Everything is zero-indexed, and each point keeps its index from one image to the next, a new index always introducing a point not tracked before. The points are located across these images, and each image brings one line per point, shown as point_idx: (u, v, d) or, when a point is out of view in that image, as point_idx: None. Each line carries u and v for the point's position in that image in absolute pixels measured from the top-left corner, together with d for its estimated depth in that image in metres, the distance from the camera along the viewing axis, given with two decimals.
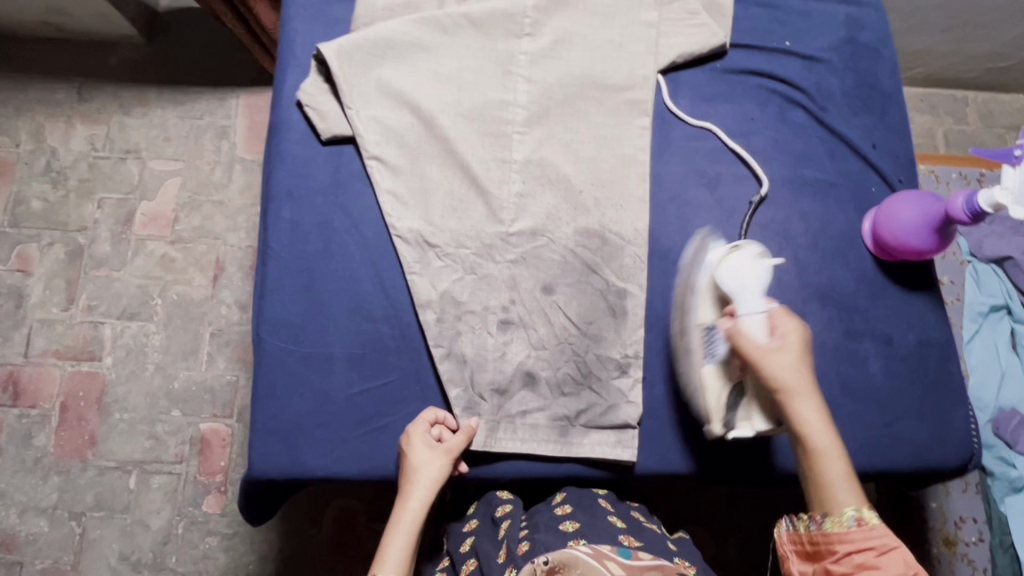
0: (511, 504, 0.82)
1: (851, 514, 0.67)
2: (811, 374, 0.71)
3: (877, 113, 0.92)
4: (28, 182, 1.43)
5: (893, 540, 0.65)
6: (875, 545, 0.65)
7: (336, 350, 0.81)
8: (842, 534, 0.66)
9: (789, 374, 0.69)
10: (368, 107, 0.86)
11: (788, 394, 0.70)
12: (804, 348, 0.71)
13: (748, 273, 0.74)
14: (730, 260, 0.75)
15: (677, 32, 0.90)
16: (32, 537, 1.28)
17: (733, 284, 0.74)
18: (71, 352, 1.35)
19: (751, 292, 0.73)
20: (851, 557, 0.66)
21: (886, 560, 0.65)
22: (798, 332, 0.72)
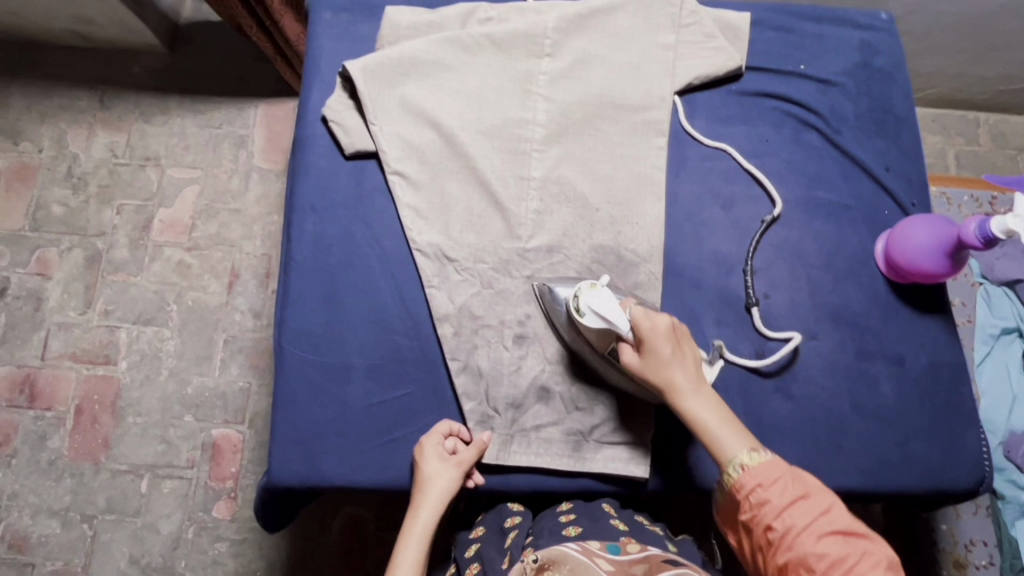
0: (520, 516, 0.83)
1: (736, 464, 0.68)
2: (675, 356, 0.73)
3: (890, 136, 0.93)
4: (49, 187, 1.46)
5: (783, 466, 0.67)
6: (767, 478, 0.66)
7: (355, 361, 0.83)
8: (737, 481, 0.68)
9: (649, 364, 0.73)
10: (391, 124, 0.88)
11: (659, 381, 0.73)
12: (661, 334, 0.73)
13: (602, 304, 0.75)
14: (584, 298, 0.76)
15: (693, 54, 0.92)
16: (44, 538, 1.29)
17: (596, 320, 0.75)
18: (87, 356, 1.38)
19: (611, 321, 0.74)
20: (753, 498, 0.66)
21: (781, 488, 0.66)
22: (651, 322, 0.73)
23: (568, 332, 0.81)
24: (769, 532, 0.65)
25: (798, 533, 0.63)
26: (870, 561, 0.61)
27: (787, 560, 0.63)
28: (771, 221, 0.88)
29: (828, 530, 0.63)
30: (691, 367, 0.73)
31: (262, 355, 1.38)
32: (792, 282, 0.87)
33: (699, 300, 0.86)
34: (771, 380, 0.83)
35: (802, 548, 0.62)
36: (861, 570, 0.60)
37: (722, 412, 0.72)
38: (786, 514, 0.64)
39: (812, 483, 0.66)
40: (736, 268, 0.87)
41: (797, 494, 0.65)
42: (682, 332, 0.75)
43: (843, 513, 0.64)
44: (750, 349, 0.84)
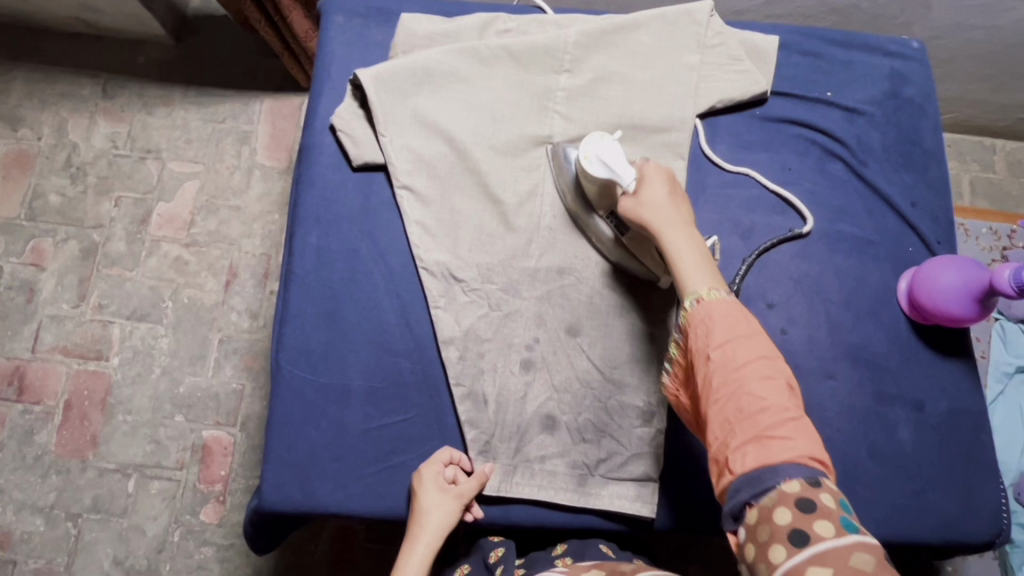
0: (503, 547, 0.79)
1: (693, 296, 0.66)
2: (670, 197, 0.73)
3: (918, 170, 0.90)
4: (47, 176, 1.43)
5: (737, 307, 0.65)
6: (719, 314, 0.64)
7: (355, 382, 0.80)
8: (689, 312, 0.65)
9: (641, 200, 0.74)
10: (402, 136, 0.85)
11: (648, 216, 0.73)
12: (660, 179, 0.75)
13: (607, 153, 0.76)
14: (588, 147, 0.77)
15: (718, 76, 0.89)
16: (27, 535, 1.26)
17: (601, 168, 0.76)
18: (79, 350, 1.34)
19: (616, 168, 0.76)
20: (700, 330, 0.64)
21: (730, 327, 0.63)
22: (651, 169, 0.76)
23: (572, 198, 0.82)
24: (709, 367, 0.62)
25: (737, 370, 0.61)
26: (804, 418, 0.59)
27: (720, 398, 0.60)
28: (797, 230, 0.86)
29: (770, 377, 0.60)
30: (684, 211, 0.73)
31: (256, 358, 1.34)
32: (811, 316, 0.83)
33: None
34: None
35: (740, 387, 0.60)
36: (795, 427, 0.57)
37: (701, 252, 0.69)
38: (731, 352, 0.62)
39: (761, 330, 0.64)
40: (754, 300, 0.84)
41: (745, 336, 0.62)
42: (681, 188, 0.76)
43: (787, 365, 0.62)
44: None
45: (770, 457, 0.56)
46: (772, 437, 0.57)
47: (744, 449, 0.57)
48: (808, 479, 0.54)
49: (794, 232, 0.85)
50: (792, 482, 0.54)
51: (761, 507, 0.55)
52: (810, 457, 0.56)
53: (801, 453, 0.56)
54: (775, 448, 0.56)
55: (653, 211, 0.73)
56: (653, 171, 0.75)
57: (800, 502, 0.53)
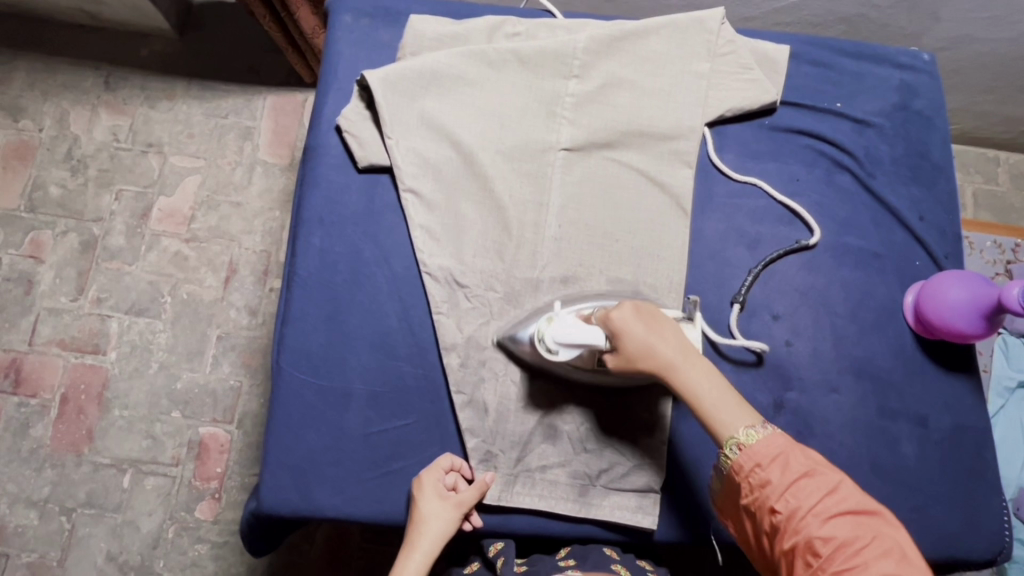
0: (504, 542, 0.78)
1: (733, 443, 0.64)
2: (652, 335, 0.69)
3: (926, 184, 0.89)
4: (47, 168, 1.42)
5: (786, 444, 0.63)
6: (766, 456, 0.63)
7: (356, 387, 0.79)
8: (734, 461, 0.64)
9: (632, 359, 0.69)
10: (408, 138, 0.84)
11: (649, 370, 0.69)
12: (635, 328, 0.69)
13: (569, 330, 0.71)
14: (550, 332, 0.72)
15: (728, 85, 0.88)
16: (21, 529, 1.25)
17: (571, 349, 0.72)
18: (76, 344, 1.33)
19: (586, 342, 0.70)
20: (754, 479, 0.63)
21: (783, 468, 0.62)
22: (619, 316, 0.70)
23: (538, 360, 0.77)
24: (774, 515, 0.61)
25: (802, 513, 0.59)
26: (880, 543, 0.56)
27: (793, 545, 0.59)
28: (801, 241, 0.85)
29: (836, 512, 0.59)
30: (674, 341, 0.69)
31: (254, 355, 1.33)
32: (816, 329, 0.83)
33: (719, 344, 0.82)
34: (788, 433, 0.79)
35: (809, 531, 0.58)
36: (870, 553, 0.56)
37: (717, 383, 0.67)
38: (790, 495, 0.60)
39: (819, 462, 0.63)
40: (759, 312, 0.83)
41: (800, 474, 0.61)
42: (653, 310, 0.71)
43: (853, 491, 0.61)
44: (768, 399, 0.80)
45: None
46: (850, 571, 0.55)
47: None
48: None
49: (799, 243, 0.85)
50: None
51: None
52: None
53: None
54: None
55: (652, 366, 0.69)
56: (624, 324, 0.69)
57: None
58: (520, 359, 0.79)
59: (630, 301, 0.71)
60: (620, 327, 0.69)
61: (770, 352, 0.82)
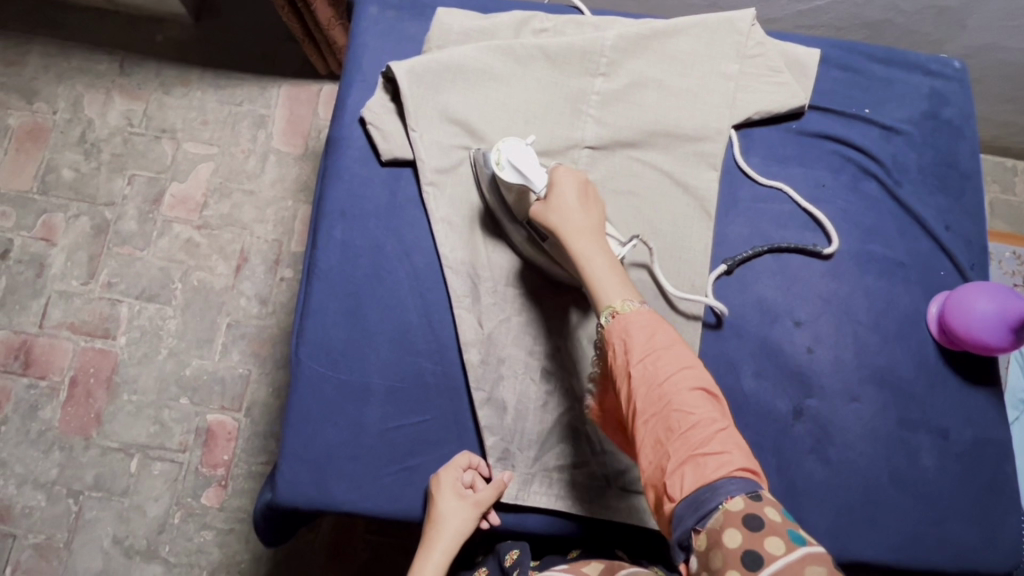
0: (519, 549, 0.78)
1: (608, 311, 0.65)
2: (579, 203, 0.71)
3: (953, 193, 0.88)
4: (60, 150, 1.42)
5: (655, 317, 0.64)
6: (634, 326, 0.63)
7: (374, 382, 0.79)
8: (606, 327, 0.64)
9: (551, 206, 0.71)
10: (432, 132, 0.84)
11: (554, 228, 0.71)
12: (568, 188, 0.72)
13: (520, 158, 0.74)
14: (505, 150, 0.75)
15: (756, 87, 0.87)
16: (28, 510, 1.25)
17: (515, 173, 0.74)
18: (86, 327, 1.33)
19: (529, 176, 0.74)
20: (619, 345, 0.63)
21: (648, 337, 0.62)
22: (563, 173, 0.73)
23: (490, 195, 0.80)
24: (632, 384, 0.61)
25: (661, 385, 0.60)
26: (732, 427, 0.59)
27: (649, 417, 0.60)
28: (820, 248, 0.84)
29: (693, 386, 0.60)
30: (595, 218, 0.71)
31: (264, 344, 1.33)
32: (838, 337, 0.82)
33: (739, 349, 0.81)
34: (807, 440, 0.79)
35: (668, 403, 0.59)
36: (722, 438, 0.57)
37: (612, 263, 0.68)
38: (650, 366, 0.61)
39: (679, 339, 0.63)
40: (781, 318, 0.82)
41: (663, 345, 0.62)
42: (593, 191, 0.74)
43: (707, 375, 0.62)
44: (788, 405, 0.80)
45: (708, 479, 0.55)
46: (704, 454, 0.56)
47: (682, 470, 0.57)
48: (749, 494, 0.54)
49: (820, 250, 0.84)
50: (734, 499, 0.54)
51: (708, 532, 0.54)
52: (744, 472, 0.56)
53: (735, 466, 0.56)
54: (710, 465, 0.56)
55: (561, 224, 0.70)
56: (560, 180, 0.72)
57: (748, 520, 0.53)
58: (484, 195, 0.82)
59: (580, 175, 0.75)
60: (559, 180, 0.72)
61: (791, 358, 0.81)
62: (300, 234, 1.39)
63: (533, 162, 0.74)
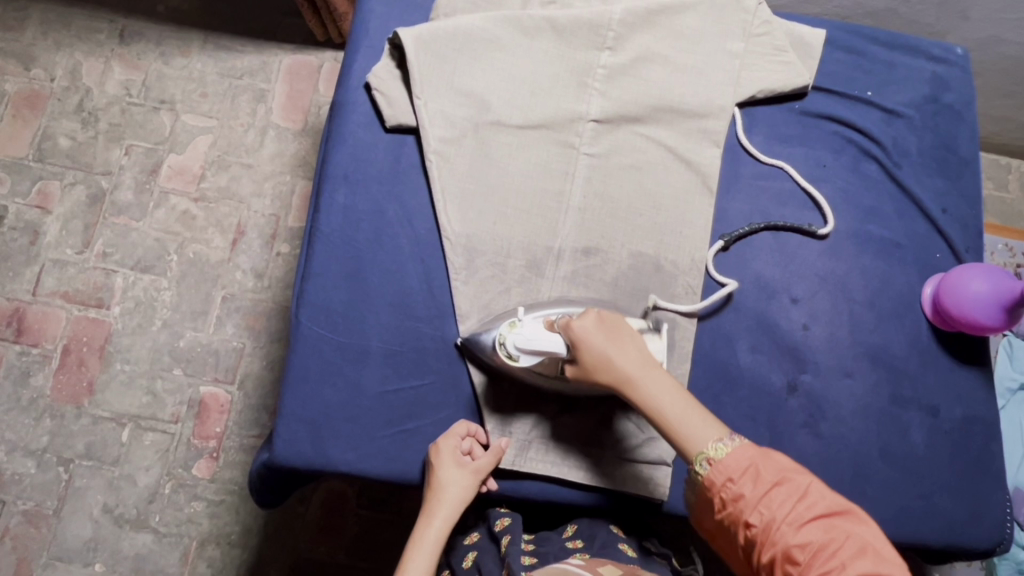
0: (510, 517, 0.80)
1: (703, 457, 0.66)
2: (611, 345, 0.71)
3: (951, 177, 0.89)
4: (57, 118, 1.41)
5: (753, 453, 0.64)
6: (737, 470, 0.63)
7: (373, 344, 0.80)
8: (705, 476, 0.65)
9: (590, 370, 0.71)
10: (437, 99, 0.83)
11: (607, 381, 0.71)
12: (595, 336, 0.71)
13: (526, 336, 0.74)
14: (511, 338, 0.75)
15: (761, 66, 0.88)
16: (18, 477, 1.25)
17: (530, 354, 0.74)
18: (80, 296, 1.33)
19: (546, 350, 0.73)
20: (727, 493, 0.63)
21: (754, 479, 0.62)
22: (579, 326, 0.72)
23: (498, 366, 0.77)
24: (748, 529, 0.61)
25: (777, 524, 0.59)
26: (853, 540, 0.57)
27: (772, 556, 0.59)
28: (817, 228, 0.85)
29: (811, 517, 0.59)
30: (634, 355, 0.71)
31: (259, 318, 1.33)
32: (834, 315, 0.83)
33: (736, 324, 0.82)
34: (800, 415, 0.80)
35: (786, 539, 0.59)
36: (846, 555, 0.56)
37: (682, 396, 0.70)
38: (764, 507, 0.61)
39: (791, 468, 0.63)
40: (778, 295, 0.83)
41: (772, 483, 0.62)
42: (612, 319, 0.73)
43: (825, 496, 0.61)
44: (782, 380, 0.81)
45: None
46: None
47: None
48: None
49: (818, 231, 0.85)
50: None
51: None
52: None
53: None
54: None
55: (615, 375, 0.71)
56: (586, 334, 0.71)
57: None
58: (475, 358, 0.79)
59: (594, 311, 0.74)
60: (587, 334, 0.71)
61: (787, 335, 0.82)
62: (297, 209, 1.38)
63: (533, 332, 0.74)
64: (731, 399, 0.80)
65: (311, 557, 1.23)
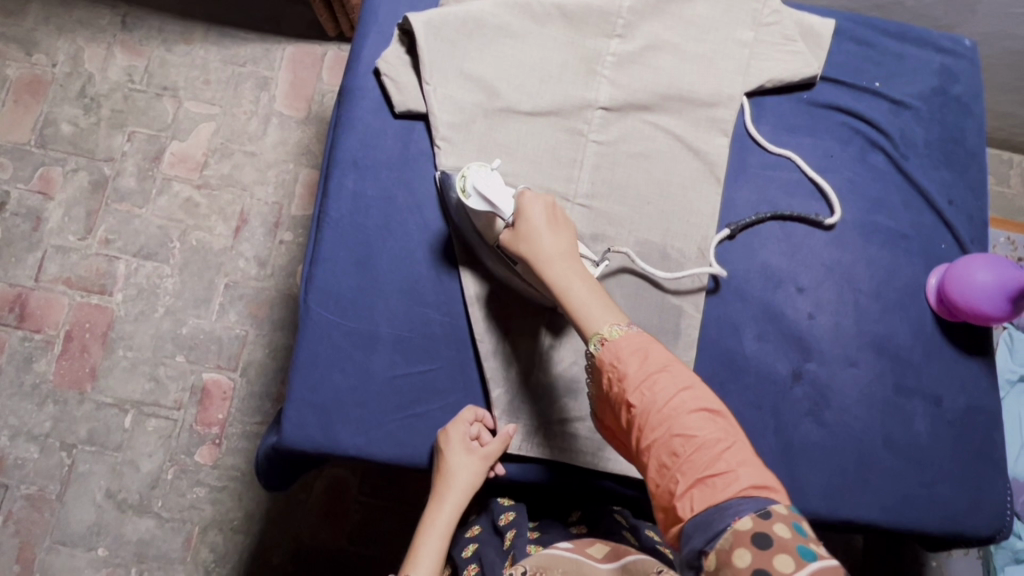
0: (514, 512, 0.81)
1: (597, 337, 0.67)
2: (547, 227, 0.73)
3: (957, 169, 0.90)
4: (59, 104, 1.40)
5: (646, 341, 0.66)
6: (627, 351, 0.65)
7: (382, 331, 0.80)
8: (597, 355, 0.66)
9: (521, 238, 0.73)
10: (446, 86, 0.83)
11: (527, 255, 0.72)
12: (536, 212, 0.73)
13: (485, 185, 0.75)
14: (470, 177, 0.75)
15: (770, 55, 0.88)
16: (21, 462, 1.26)
17: (481, 201, 0.75)
18: (82, 283, 1.33)
19: (495, 202, 0.74)
20: (613, 372, 0.65)
21: (641, 361, 0.64)
22: (530, 198, 0.74)
23: (460, 219, 0.79)
24: (631, 411, 0.63)
25: (659, 408, 0.61)
26: (737, 443, 0.58)
27: (652, 440, 0.61)
28: (822, 218, 0.85)
29: (692, 408, 0.61)
30: (565, 242, 0.72)
31: (262, 306, 1.33)
32: (839, 304, 0.84)
33: (742, 313, 0.83)
34: (804, 403, 0.81)
35: (668, 427, 0.60)
36: (729, 456, 0.57)
37: (593, 287, 0.70)
38: (647, 390, 0.63)
39: (678, 362, 0.65)
40: (784, 284, 0.84)
41: (658, 368, 0.64)
42: (561, 214, 0.75)
43: (709, 394, 0.63)
44: (787, 368, 0.82)
45: (717, 500, 0.55)
46: (712, 476, 0.56)
47: (689, 493, 0.57)
48: (757, 511, 0.52)
49: (824, 221, 0.85)
50: (743, 519, 0.52)
51: (717, 554, 0.52)
52: (756, 490, 0.54)
53: (742, 485, 0.55)
54: (718, 487, 0.55)
55: (532, 249, 0.72)
56: (530, 206, 0.73)
57: (756, 539, 0.51)
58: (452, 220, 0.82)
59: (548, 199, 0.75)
60: (531, 207, 0.73)
61: (793, 324, 0.83)
62: (301, 197, 1.38)
63: (495, 187, 0.75)
64: (736, 386, 0.81)
65: (314, 543, 1.24)
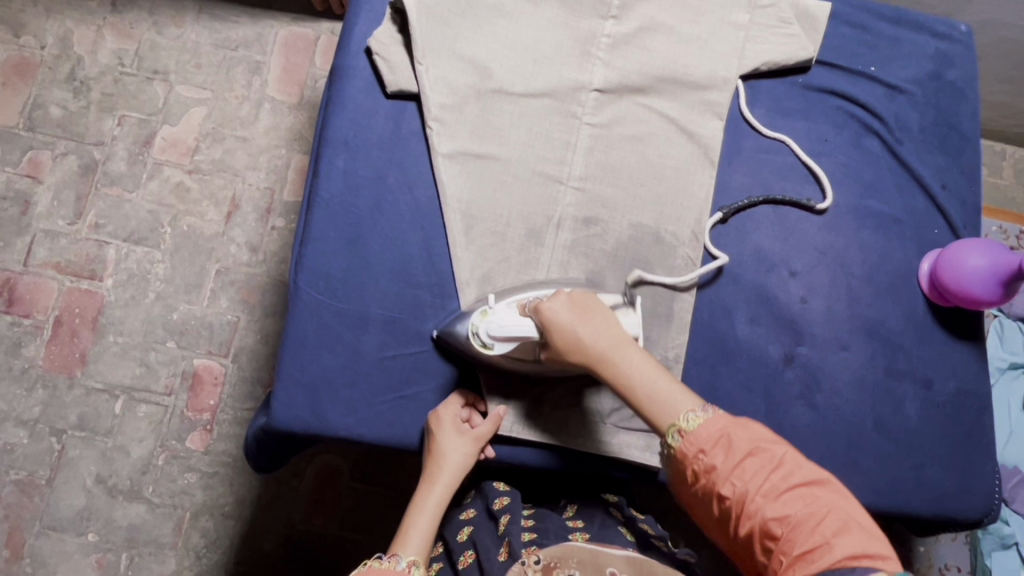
0: (508, 496, 0.81)
1: (676, 429, 0.63)
2: (579, 325, 0.67)
3: (951, 154, 0.90)
4: (48, 87, 1.38)
5: (727, 422, 0.61)
6: (708, 441, 0.61)
7: (372, 311, 0.80)
8: (677, 448, 0.63)
9: (558, 348, 0.68)
10: (439, 65, 0.82)
11: (573, 359, 0.67)
12: (563, 316, 0.67)
13: (499, 326, 0.72)
14: (484, 330, 0.74)
15: (765, 38, 0.87)
16: (11, 447, 1.25)
17: (502, 343, 0.73)
18: (72, 268, 1.32)
19: (516, 336, 0.71)
20: (698, 464, 0.61)
21: (727, 449, 0.60)
22: (549, 303, 0.68)
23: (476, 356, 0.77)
24: (723, 501, 0.59)
25: (751, 495, 0.58)
26: (835, 513, 0.55)
27: (749, 529, 0.57)
28: (813, 202, 0.85)
29: (785, 487, 0.57)
30: (604, 331, 0.67)
31: (253, 291, 1.32)
32: (831, 287, 0.84)
33: (735, 296, 0.83)
34: (795, 386, 0.81)
35: (762, 512, 0.57)
36: (827, 529, 0.54)
37: (655, 371, 0.66)
38: (737, 477, 0.59)
39: (767, 437, 0.60)
40: (777, 268, 0.84)
41: (745, 453, 0.59)
42: (583, 297, 0.70)
43: (804, 465, 0.59)
44: (778, 351, 0.82)
45: None
46: (812, 552, 0.53)
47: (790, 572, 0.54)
48: None
49: (815, 206, 0.85)
50: None
51: None
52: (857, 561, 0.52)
53: (840, 557, 0.52)
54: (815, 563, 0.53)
55: (577, 354, 0.67)
56: (555, 311, 0.68)
57: None
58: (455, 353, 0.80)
59: (565, 291, 0.70)
60: (555, 309, 0.68)
61: (786, 307, 0.83)
62: (293, 182, 1.37)
63: (508, 322, 0.72)
64: (728, 369, 0.81)
65: (307, 529, 1.23)
